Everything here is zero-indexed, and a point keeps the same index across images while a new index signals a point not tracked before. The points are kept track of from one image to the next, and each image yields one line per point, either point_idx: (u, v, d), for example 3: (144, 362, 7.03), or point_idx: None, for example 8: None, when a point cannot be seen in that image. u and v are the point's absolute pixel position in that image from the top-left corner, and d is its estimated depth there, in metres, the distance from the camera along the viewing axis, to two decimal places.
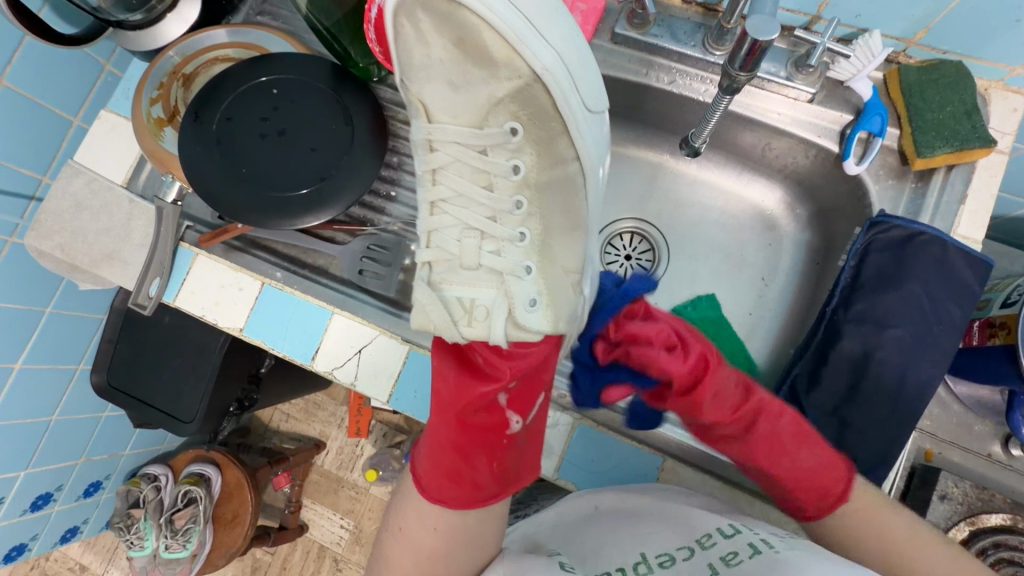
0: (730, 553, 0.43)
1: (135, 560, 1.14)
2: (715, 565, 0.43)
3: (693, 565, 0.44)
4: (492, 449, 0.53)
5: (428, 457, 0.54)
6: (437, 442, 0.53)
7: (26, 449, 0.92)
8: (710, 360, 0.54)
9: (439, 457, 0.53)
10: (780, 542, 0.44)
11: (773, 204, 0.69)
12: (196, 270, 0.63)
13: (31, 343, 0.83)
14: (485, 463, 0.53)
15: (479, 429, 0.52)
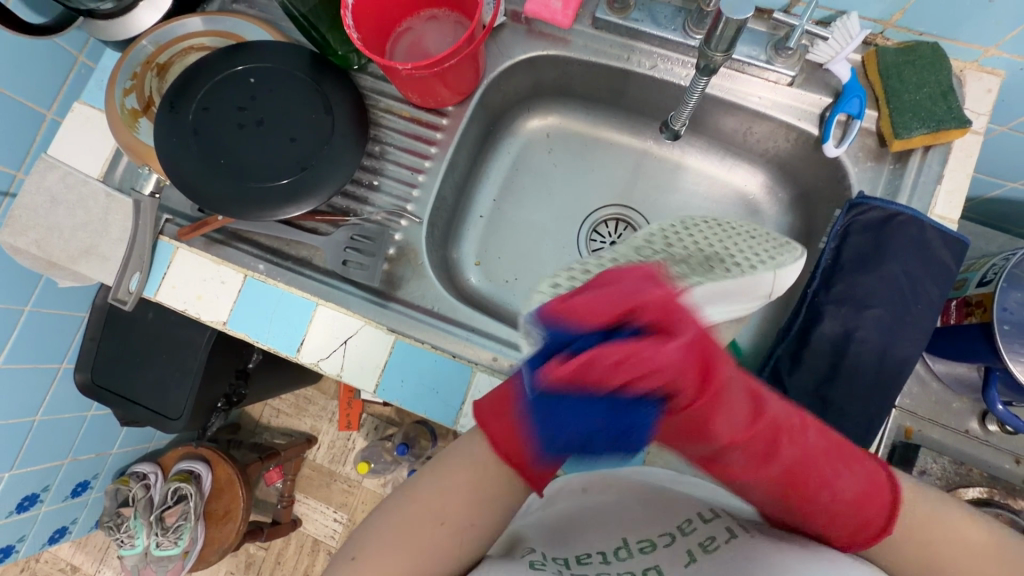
0: (708, 539, 0.43)
1: (126, 559, 1.12)
2: (693, 549, 0.42)
3: (672, 550, 0.43)
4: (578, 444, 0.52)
5: (518, 433, 0.42)
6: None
7: (11, 450, 0.90)
8: (708, 388, 0.34)
9: (547, 466, 0.44)
10: (757, 528, 0.44)
11: (755, 188, 0.69)
12: (176, 263, 0.62)
13: (11, 341, 0.82)
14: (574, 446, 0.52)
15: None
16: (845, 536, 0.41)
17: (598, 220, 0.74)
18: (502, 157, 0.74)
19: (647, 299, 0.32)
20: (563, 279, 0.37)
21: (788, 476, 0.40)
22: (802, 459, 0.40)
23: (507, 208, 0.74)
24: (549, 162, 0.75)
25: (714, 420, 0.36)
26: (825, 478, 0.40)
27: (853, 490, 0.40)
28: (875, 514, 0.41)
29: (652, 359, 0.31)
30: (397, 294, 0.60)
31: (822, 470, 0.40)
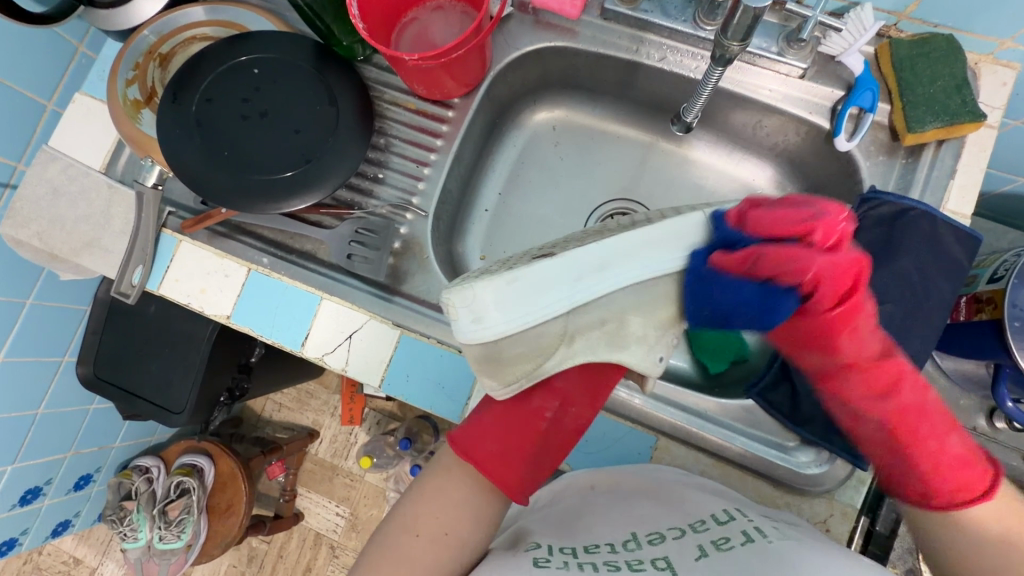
0: (722, 538, 0.42)
1: (129, 552, 1.12)
2: (703, 545, 0.43)
3: (683, 545, 0.44)
4: (555, 453, 0.50)
5: (477, 434, 0.49)
6: (521, 437, 0.49)
7: (13, 443, 0.90)
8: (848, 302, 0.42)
9: (489, 458, 0.48)
10: (774, 530, 0.42)
11: (763, 183, 0.69)
12: (179, 257, 0.62)
13: (13, 334, 0.82)
14: (558, 456, 0.50)
15: (561, 430, 0.50)
16: (919, 489, 0.48)
17: (604, 214, 0.73)
18: (507, 150, 0.73)
19: (820, 223, 0.41)
20: (494, 266, 0.46)
21: (892, 420, 0.47)
22: (909, 409, 0.46)
23: (513, 202, 0.73)
24: (555, 155, 0.74)
25: (842, 337, 0.44)
26: (937, 431, 0.47)
27: (961, 450, 0.47)
28: (975, 481, 0.46)
29: (816, 259, 0.41)
30: (402, 287, 0.59)
31: (933, 424, 0.47)
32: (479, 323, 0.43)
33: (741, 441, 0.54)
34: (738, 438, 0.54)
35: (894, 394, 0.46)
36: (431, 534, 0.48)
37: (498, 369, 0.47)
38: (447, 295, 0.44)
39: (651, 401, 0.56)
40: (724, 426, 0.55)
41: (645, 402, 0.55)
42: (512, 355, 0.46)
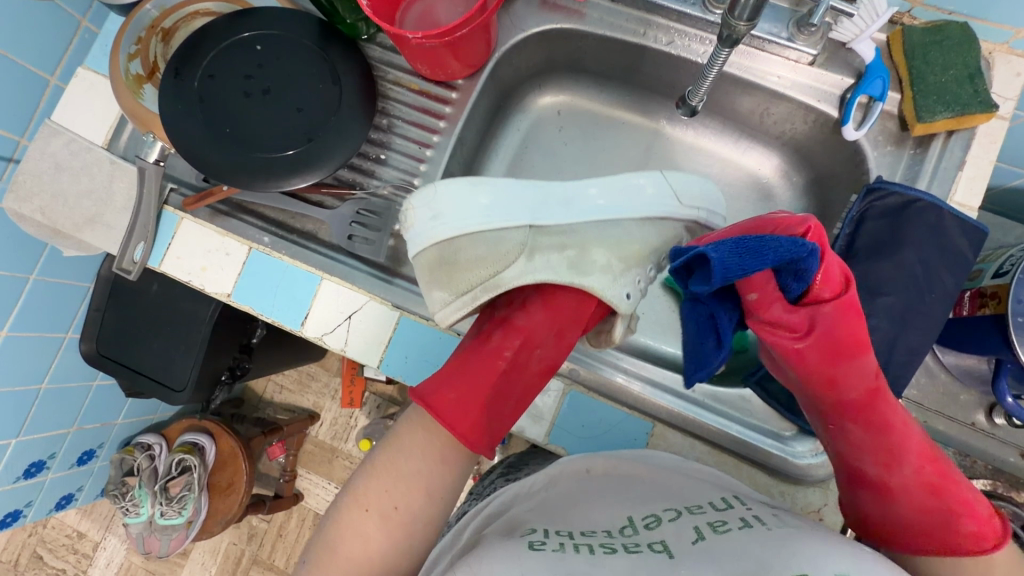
0: (719, 521, 0.41)
1: (131, 527, 1.13)
2: (701, 528, 0.41)
3: (678, 525, 0.42)
4: (514, 397, 0.53)
5: (444, 377, 0.51)
6: (478, 374, 0.51)
7: (17, 417, 0.91)
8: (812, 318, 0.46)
9: (454, 402, 0.50)
10: (773, 520, 0.42)
11: (769, 172, 0.68)
12: (181, 234, 0.62)
13: (18, 308, 0.83)
14: (514, 401, 0.53)
15: (518, 371, 0.53)
16: (935, 523, 0.45)
17: None
18: (512, 134, 0.72)
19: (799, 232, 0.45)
20: None
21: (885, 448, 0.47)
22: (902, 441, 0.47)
23: None
24: (559, 141, 0.73)
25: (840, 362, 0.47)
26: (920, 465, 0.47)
27: (941, 500, 0.46)
28: (965, 521, 0.45)
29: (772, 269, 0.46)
30: (402, 269, 0.60)
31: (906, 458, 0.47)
32: (437, 218, 0.52)
33: (737, 429, 0.54)
34: (734, 426, 0.54)
35: (889, 432, 0.47)
36: (380, 511, 0.51)
37: (452, 277, 0.52)
38: (409, 201, 0.52)
39: (650, 387, 0.56)
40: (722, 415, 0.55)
41: (644, 387, 0.55)
42: (467, 259, 0.52)
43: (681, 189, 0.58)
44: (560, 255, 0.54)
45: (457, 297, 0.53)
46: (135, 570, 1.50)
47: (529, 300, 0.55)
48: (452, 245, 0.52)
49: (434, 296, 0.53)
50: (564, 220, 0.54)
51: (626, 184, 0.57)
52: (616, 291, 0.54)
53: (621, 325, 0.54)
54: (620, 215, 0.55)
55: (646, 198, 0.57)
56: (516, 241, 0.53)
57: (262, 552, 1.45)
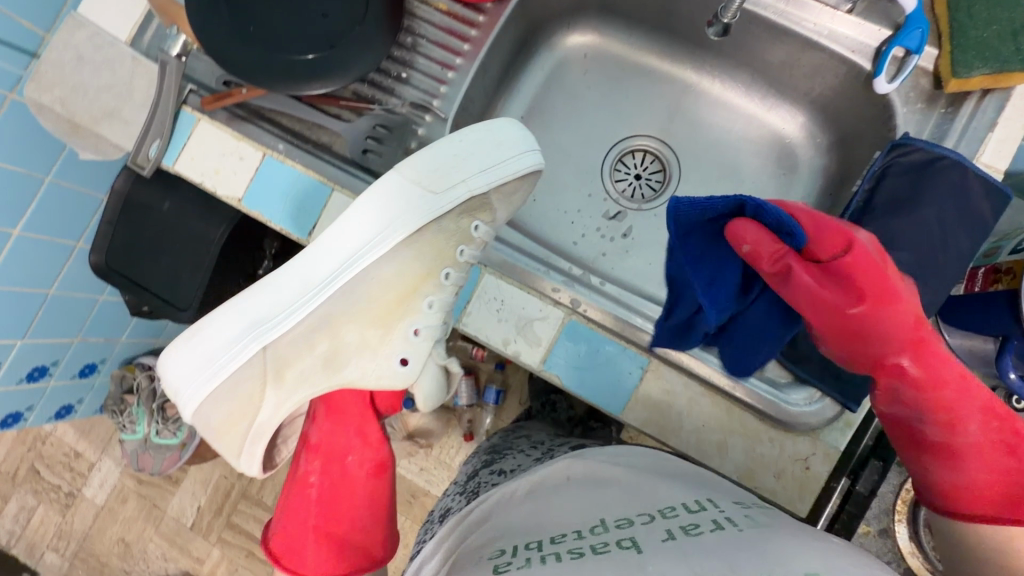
0: (691, 525, 0.39)
1: (126, 443, 1.16)
2: (673, 531, 0.39)
3: (650, 529, 0.40)
4: (347, 495, 0.61)
5: (284, 531, 0.60)
6: (301, 509, 0.60)
7: (24, 319, 0.92)
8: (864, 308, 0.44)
9: (301, 526, 0.59)
10: (746, 518, 0.39)
11: (793, 132, 0.67)
12: (196, 136, 0.61)
13: (32, 207, 0.84)
14: (358, 513, 0.61)
15: (331, 489, 0.61)
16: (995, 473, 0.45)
17: (625, 149, 0.72)
18: (536, 71, 0.71)
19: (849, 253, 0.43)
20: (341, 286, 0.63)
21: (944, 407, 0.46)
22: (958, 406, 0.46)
23: (535, 126, 0.72)
24: (583, 83, 0.72)
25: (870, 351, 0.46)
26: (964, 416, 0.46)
27: (983, 437, 0.46)
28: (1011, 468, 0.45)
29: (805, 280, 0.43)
30: None
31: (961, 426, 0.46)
32: (176, 397, 0.54)
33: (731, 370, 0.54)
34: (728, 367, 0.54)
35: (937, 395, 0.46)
36: None
37: (226, 441, 0.57)
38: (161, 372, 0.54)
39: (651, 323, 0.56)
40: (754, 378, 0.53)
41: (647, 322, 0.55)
42: (225, 405, 0.55)
43: (432, 177, 0.54)
44: (313, 358, 0.56)
45: (241, 454, 0.58)
46: (127, 493, 1.54)
47: (317, 412, 0.63)
48: (195, 395, 0.53)
49: (250, 468, 0.59)
50: (294, 322, 0.53)
51: (333, 260, 0.53)
52: (389, 355, 0.58)
53: (424, 381, 0.61)
54: (353, 267, 0.53)
55: (373, 228, 0.53)
56: (255, 378, 0.55)
57: (251, 487, 1.48)
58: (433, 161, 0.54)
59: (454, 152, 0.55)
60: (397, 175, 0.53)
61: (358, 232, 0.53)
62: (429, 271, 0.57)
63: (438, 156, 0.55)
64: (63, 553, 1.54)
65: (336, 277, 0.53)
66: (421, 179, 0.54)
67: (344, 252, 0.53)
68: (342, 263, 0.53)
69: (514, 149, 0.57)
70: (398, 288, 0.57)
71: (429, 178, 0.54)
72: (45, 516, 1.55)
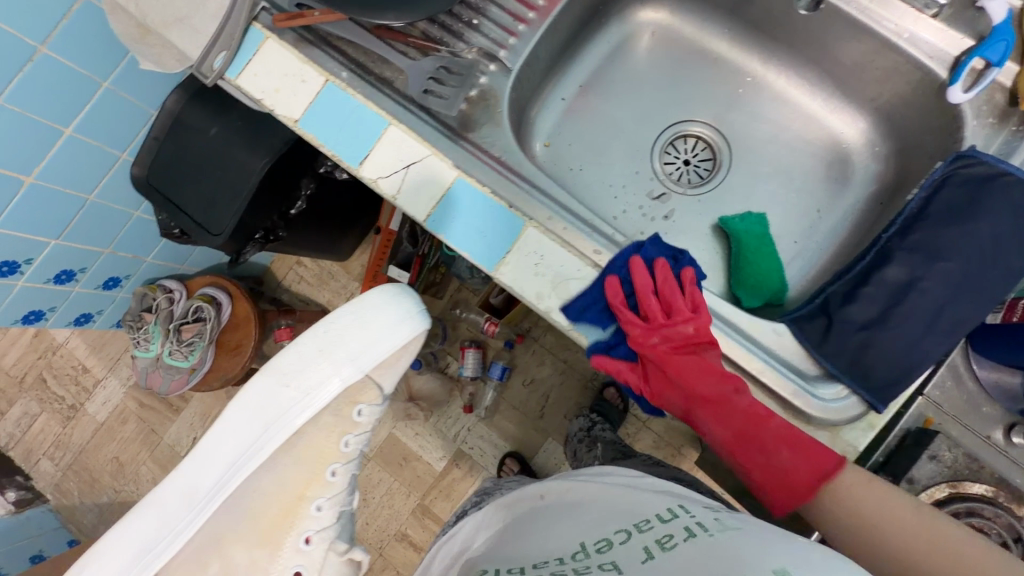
0: (666, 536, 0.38)
1: (138, 360, 1.17)
2: (651, 548, 0.38)
3: (629, 547, 0.39)
4: None
5: None
6: None
7: (61, 219, 0.94)
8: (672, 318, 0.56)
9: None
10: (717, 523, 0.39)
11: (852, 137, 0.67)
12: (262, 54, 0.62)
13: (86, 110, 0.85)
14: None
15: None
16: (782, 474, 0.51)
17: (678, 132, 0.72)
18: (602, 43, 0.72)
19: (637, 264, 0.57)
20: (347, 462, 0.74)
21: (736, 424, 0.52)
22: (750, 415, 0.51)
23: (592, 97, 0.72)
24: (646, 61, 0.72)
25: (677, 355, 0.56)
26: (765, 450, 0.51)
27: (788, 463, 0.50)
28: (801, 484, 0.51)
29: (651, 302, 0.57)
30: (468, 134, 0.60)
31: (763, 442, 0.51)
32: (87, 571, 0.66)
33: (763, 356, 0.52)
34: (760, 354, 0.52)
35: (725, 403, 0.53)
36: None
37: None
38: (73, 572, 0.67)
39: None
40: (721, 326, 0.54)
41: None
42: None
43: (314, 359, 0.65)
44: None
45: None
46: (127, 415, 1.57)
47: None
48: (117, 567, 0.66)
49: None
50: (202, 517, 0.66)
51: (230, 454, 0.66)
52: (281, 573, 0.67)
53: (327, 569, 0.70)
54: (264, 448, 0.65)
55: (256, 430, 0.66)
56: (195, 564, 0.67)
57: None
58: (296, 364, 0.65)
59: (323, 342, 0.66)
60: (267, 377, 0.66)
61: (256, 423, 0.66)
62: (316, 470, 0.69)
63: (305, 351, 0.66)
64: (58, 463, 1.57)
65: (258, 442, 0.65)
66: (285, 377, 0.65)
67: (272, 396, 0.66)
68: (227, 451, 0.67)
69: (390, 325, 0.65)
70: (290, 491, 0.68)
71: (300, 360, 0.65)
72: (46, 425, 1.59)
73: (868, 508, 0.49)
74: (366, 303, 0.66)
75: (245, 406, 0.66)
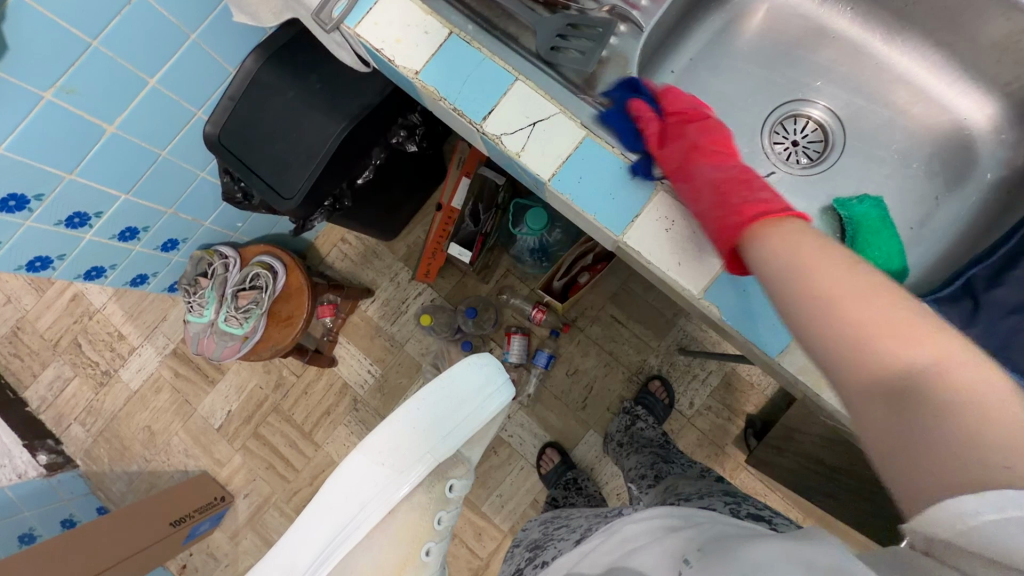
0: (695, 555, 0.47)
1: (190, 325, 1.17)
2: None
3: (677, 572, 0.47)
4: None
5: None
6: None
7: (133, 173, 0.92)
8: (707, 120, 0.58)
9: None
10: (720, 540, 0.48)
11: (978, 123, 0.64)
12: (384, 3, 0.60)
13: (172, 61, 0.83)
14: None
15: None
16: (748, 204, 0.48)
17: (790, 112, 0.70)
18: (716, 15, 0.70)
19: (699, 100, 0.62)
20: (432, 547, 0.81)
21: (724, 176, 0.52)
22: (731, 173, 0.52)
23: (702, 70, 0.70)
24: (760, 37, 0.70)
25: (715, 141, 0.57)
26: (744, 184, 0.50)
27: (764, 196, 0.49)
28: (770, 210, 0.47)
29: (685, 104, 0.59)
30: (594, 93, 0.58)
31: (742, 180, 0.51)
32: None
33: None
34: None
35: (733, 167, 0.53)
36: None
37: None
38: None
39: None
40: None
41: None
42: None
43: (411, 436, 0.76)
44: None
45: None
46: (161, 384, 1.55)
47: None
48: None
49: None
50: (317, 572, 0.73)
51: (321, 538, 0.74)
52: None
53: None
54: (373, 507, 0.73)
55: (349, 513, 0.74)
56: None
57: (284, 402, 1.48)
58: (389, 447, 0.75)
59: (417, 424, 0.76)
60: (359, 460, 0.75)
61: (344, 522, 0.74)
62: (409, 552, 0.77)
63: (405, 426, 0.76)
64: (89, 429, 1.56)
65: (364, 513, 0.74)
66: (383, 454, 0.75)
67: (353, 506, 0.74)
68: (338, 510, 0.74)
69: (481, 392, 0.79)
70: (394, 562, 0.77)
71: (397, 435, 0.76)
72: (78, 390, 1.57)
73: (778, 265, 0.42)
74: (467, 369, 0.80)
75: (332, 519, 0.74)
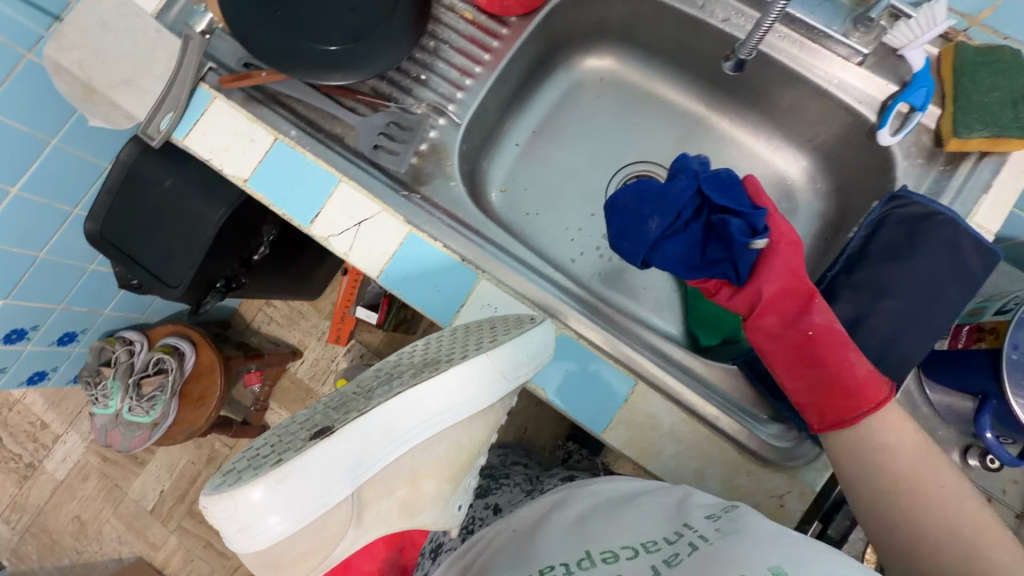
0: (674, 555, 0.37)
1: (97, 418, 1.14)
2: (657, 566, 0.37)
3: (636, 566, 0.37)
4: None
5: None
6: None
7: (9, 278, 0.91)
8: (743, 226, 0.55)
9: None
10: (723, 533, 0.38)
11: (796, 174, 0.69)
12: (210, 113, 0.62)
13: (33, 168, 0.83)
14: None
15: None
16: (846, 386, 0.50)
17: (630, 174, 0.73)
18: (550, 90, 0.73)
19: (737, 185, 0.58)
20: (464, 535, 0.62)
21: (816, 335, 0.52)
22: (824, 327, 0.52)
23: (545, 143, 0.73)
24: (595, 106, 0.74)
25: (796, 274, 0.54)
26: (842, 355, 0.50)
27: (861, 372, 0.50)
28: (856, 400, 0.49)
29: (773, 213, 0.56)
30: (420, 188, 0.61)
31: (836, 346, 0.51)
32: (243, 531, 0.42)
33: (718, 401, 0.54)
34: (715, 398, 0.54)
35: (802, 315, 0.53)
36: None
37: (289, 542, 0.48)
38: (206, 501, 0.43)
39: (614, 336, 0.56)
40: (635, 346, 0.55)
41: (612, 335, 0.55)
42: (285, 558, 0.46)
43: (480, 382, 0.48)
44: (388, 500, 0.49)
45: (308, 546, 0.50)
46: (88, 471, 1.49)
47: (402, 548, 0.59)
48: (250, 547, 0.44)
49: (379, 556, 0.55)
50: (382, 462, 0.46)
51: (349, 458, 0.44)
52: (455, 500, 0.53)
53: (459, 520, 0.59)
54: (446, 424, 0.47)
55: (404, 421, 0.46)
56: (340, 520, 0.46)
57: None
58: (509, 354, 0.48)
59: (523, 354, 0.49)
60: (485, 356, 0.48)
61: (422, 422, 0.46)
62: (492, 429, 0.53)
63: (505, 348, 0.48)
64: (14, 527, 1.48)
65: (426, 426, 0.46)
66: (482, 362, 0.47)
67: (427, 409, 0.46)
68: (366, 454, 0.45)
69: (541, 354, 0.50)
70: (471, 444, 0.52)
71: (471, 374, 0.47)
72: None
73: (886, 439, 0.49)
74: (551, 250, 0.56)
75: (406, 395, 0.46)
